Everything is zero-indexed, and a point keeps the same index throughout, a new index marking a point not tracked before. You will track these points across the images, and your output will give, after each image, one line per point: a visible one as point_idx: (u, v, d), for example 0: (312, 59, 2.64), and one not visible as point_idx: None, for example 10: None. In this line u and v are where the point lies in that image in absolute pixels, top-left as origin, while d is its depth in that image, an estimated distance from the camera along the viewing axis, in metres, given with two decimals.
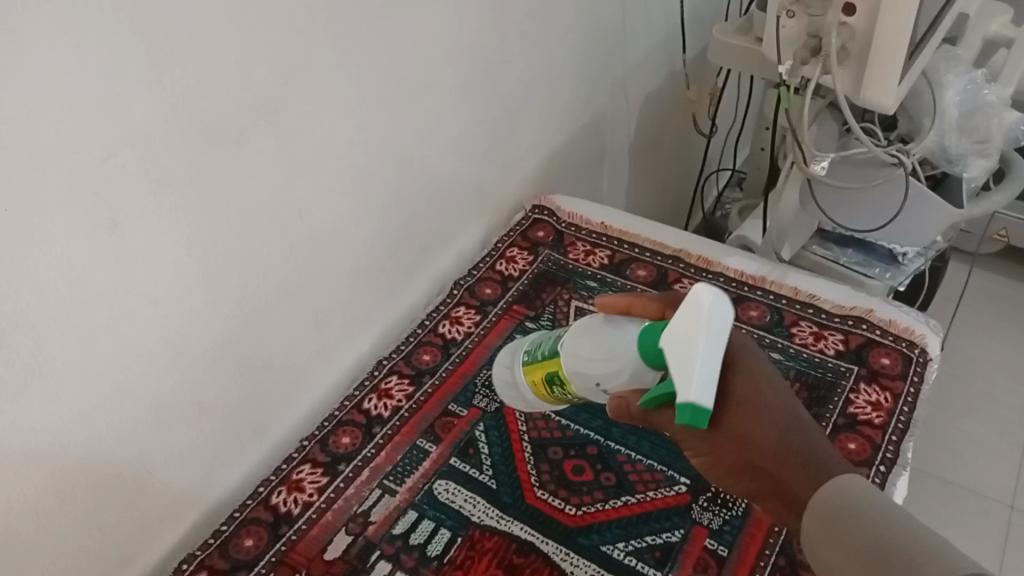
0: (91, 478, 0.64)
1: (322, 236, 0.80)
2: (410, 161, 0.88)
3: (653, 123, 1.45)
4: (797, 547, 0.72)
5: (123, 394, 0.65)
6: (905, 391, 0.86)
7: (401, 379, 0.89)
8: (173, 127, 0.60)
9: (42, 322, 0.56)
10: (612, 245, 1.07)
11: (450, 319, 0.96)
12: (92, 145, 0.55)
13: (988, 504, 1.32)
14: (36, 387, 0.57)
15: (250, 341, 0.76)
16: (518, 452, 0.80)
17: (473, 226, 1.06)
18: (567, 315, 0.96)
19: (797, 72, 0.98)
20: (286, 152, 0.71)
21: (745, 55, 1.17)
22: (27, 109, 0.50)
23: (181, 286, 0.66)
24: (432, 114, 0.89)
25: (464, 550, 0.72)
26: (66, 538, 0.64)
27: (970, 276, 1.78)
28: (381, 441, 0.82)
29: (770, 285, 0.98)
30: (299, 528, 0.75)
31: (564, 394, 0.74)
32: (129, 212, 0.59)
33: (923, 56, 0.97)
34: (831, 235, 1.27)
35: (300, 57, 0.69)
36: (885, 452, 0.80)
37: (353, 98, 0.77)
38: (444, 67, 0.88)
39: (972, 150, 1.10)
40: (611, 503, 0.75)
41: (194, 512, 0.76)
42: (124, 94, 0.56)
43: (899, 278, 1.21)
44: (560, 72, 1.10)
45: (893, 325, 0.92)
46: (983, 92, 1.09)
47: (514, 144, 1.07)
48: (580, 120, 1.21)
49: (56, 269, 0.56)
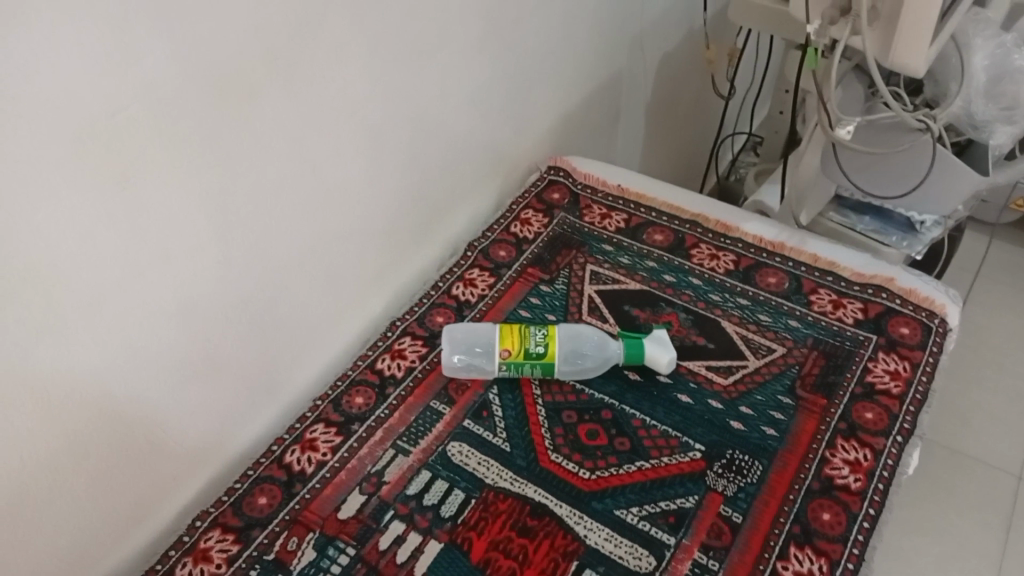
0: (104, 434, 0.64)
1: (335, 193, 0.79)
2: (423, 117, 0.86)
3: (670, 84, 1.43)
4: (811, 515, 0.72)
5: (133, 352, 0.64)
6: (924, 360, 0.85)
7: (414, 341, 0.88)
8: (188, 79, 0.59)
9: (53, 275, 0.55)
10: (628, 208, 1.06)
11: (464, 281, 0.95)
12: (103, 95, 0.53)
13: (997, 475, 1.30)
14: (46, 341, 0.56)
15: (260, 300, 0.75)
16: (533, 416, 0.80)
17: (486, 188, 1.05)
18: (582, 279, 0.95)
19: (825, 32, 0.95)
20: (300, 109, 0.70)
21: (769, 16, 1.15)
22: (37, 57, 0.49)
23: (195, 243, 0.65)
24: (446, 71, 0.87)
25: (478, 512, 0.72)
26: (78, 494, 0.64)
27: (989, 247, 1.75)
28: (394, 402, 0.82)
29: (789, 252, 0.97)
30: (312, 487, 0.75)
31: (533, 366, 0.82)
32: (141, 165, 0.58)
33: (955, 18, 0.94)
34: (848, 201, 1.26)
35: (314, 9, 0.67)
36: (902, 423, 0.79)
37: (367, 53, 0.75)
38: (458, 22, 0.85)
39: (998, 116, 1.06)
40: (625, 468, 0.75)
41: (208, 468, 0.77)
42: (135, 44, 0.54)
43: (915, 246, 1.20)
44: (577, 29, 1.08)
45: (913, 294, 0.91)
46: (1013, 56, 1.03)
47: (529, 104, 1.05)
48: (596, 81, 1.19)
49: (66, 221, 0.55)
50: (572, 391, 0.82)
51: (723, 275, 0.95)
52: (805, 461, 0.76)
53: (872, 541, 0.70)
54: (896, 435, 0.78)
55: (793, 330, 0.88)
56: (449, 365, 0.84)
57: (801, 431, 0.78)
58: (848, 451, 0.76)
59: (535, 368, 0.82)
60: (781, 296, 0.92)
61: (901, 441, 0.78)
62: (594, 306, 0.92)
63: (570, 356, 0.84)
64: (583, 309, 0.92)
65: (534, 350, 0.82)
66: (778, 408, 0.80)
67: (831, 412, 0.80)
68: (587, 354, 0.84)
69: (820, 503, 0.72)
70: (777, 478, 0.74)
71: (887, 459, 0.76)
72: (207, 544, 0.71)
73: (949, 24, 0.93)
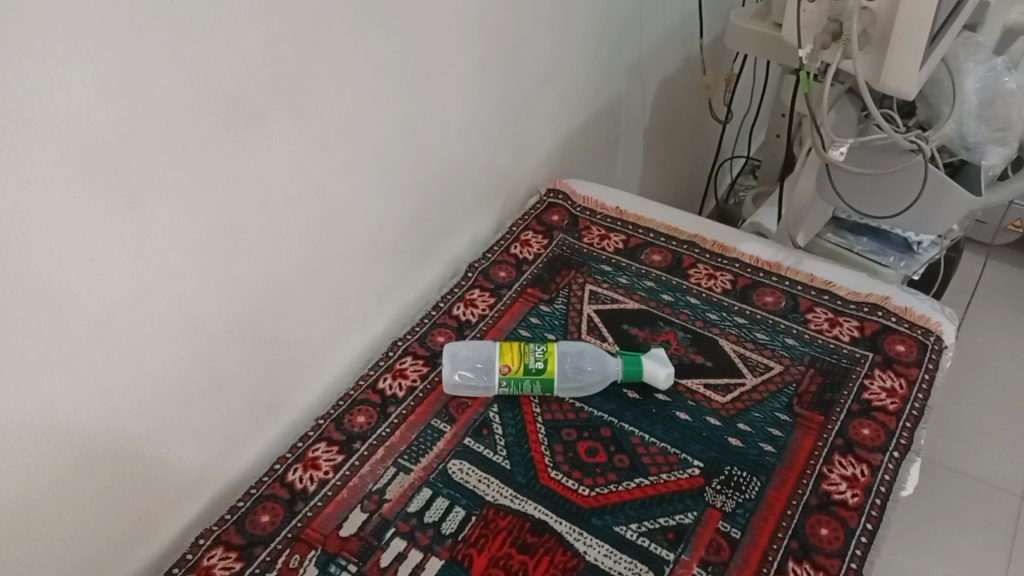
0: (110, 452, 0.65)
1: (339, 214, 0.80)
2: (424, 141, 0.88)
3: (668, 108, 1.45)
4: (810, 531, 0.72)
5: (140, 369, 0.65)
6: (920, 377, 0.86)
7: (415, 360, 0.89)
8: (196, 103, 0.60)
9: (63, 294, 0.56)
10: (626, 229, 1.07)
11: (464, 302, 0.96)
12: (113, 118, 0.55)
13: (999, 495, 1.30)
14: (56, 359, 0.58)
15: (265, 320, 0.76)
16: (533, 434, 0.81)
17: (487, 210, 1.06)
18: (581, 299, 0.97)
19: (816, 57, 0.96)
20: (305, 130, 0.72)
21: (763, 41, 1.17)
22: (50, 82, 0.50)
23: (200, 263, 0.67)
24: (447, 96, 0.89)
25: (478, 528, 0.73)
26: (84, 511, 0.64)
27: (985, 267, 1.76)
28: (395, 420, 0.83)
29: (785, 272, 0.99)
30: (315, 505, 0.76)
31: (534, 380, 0.83)
32: (149, 187, 0.60)
33: (945, 41, 0.96)
34: (845, 223, 1.28)
35: (320, 34, 0.69)
36: (898, 439, 0.80)
37: (370, 77, 0.77)
38: (459, 48, 0.87)
39: (991, 138, 1.06)
40: (624, 485, 0.76)
41: (213, 487, 0.77)
42: (145, 70, 0.56)
43: (914, 267, 1.21)
44: (576, 56, 1.10)
45: (909, 312, 0.92)
46: (1003, 79, 1.06)
47: (529, 128, 1.07)
48: (595, 105, 1.21)
49: (77, 243, 0.56)
50: (571, 409, 0.83)
51: (721, 294, 0.96)
52: (803, 477, 0.76)
53: (870, 556, 0.71)
54: (893, 451, 0.79)
55: (790, 348, 0.89)
56: (449, 383, 0.86)
57: (799, 447, 0.79)
58: (846, 467, 0.77)
59: (536, 383, 0.83)
60: (777, 314, 0.94)
61: (898, 457, 0.78)
62: (593, 325, 0.93)
63: (569, 372, 0.85)
64: (582, 327, 0.93)
65: (534, 364, 0.83)
66: (776, 425, 0.81)
67: (828, 429, 0.81)
68: (586, 369, 0.86)
69: (819, 519, 0.73)
70: (775, 494, 0.75)
71: (884, 475, 0.77)
72: (210, 561, 0.72)
73: (939, 46, 0.95)
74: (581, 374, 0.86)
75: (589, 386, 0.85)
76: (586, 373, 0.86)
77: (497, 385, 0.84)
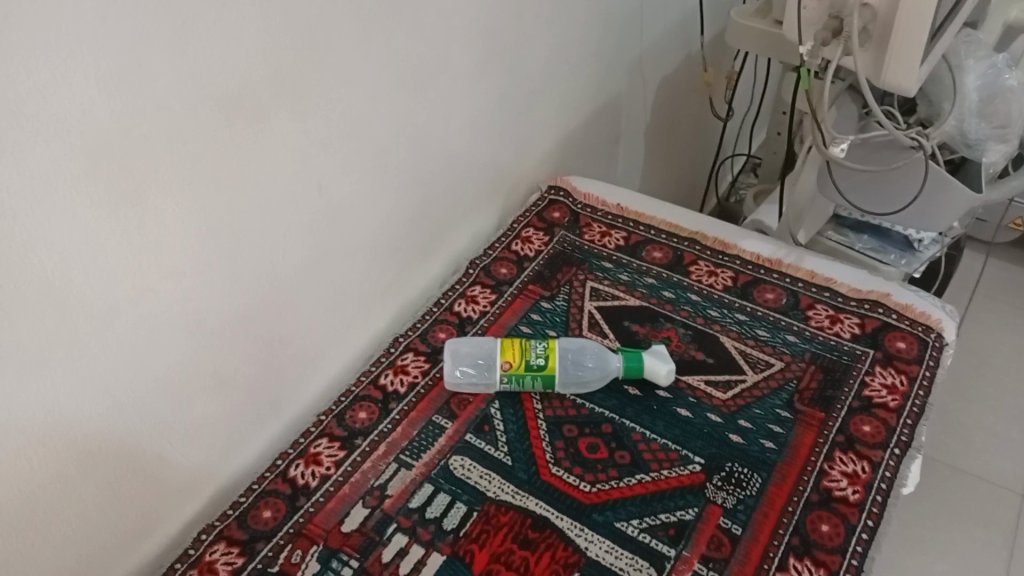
0: (113, 448, 0.65)
1: (339, 211, 0.80)
2: (425, 139, 0.88)
3: (670, 106, 1.45)
4: (811, 527, 0.72)
5: (143, 365, 0.65)
6: (920, 374, 0.86)
7: (416, 357, 0.89)
8: (197, 100, 0.61)
9: (65, 291, 0.57)
10: (627, 226, 1.07)
11: (466, 298, 0.96)
12: (114, 114, 0.55)
13: (1000, 493, 1.30)
14: (58, 354, 0.58)
15: (266, 317, 0.76)
16: (534, 430, 0.81)
17: (488, 207, 1.06)
18: (581, 296, 0.97)
19: (817, 53, 0.96)
20: (306, 129, 0.72)
21: (763, 38, 1.17)
22: (54, 78, 0.51)
23: (202, 260, 0.67)
24: (448, 95, 0.89)
25: (480, 524, 0.73)
26: (87, 507, 0.65)
27: (986, 265, 1.76)
28: (397, 416, 0.83)
29: (786, 268, 0.99)
30: (316, 500, 0.76)
31: (534, 377, 0.83)
32: (151, 184, 0.60)
33: (946, 38, 0.96)
34: (847, 220, 1.28)
35: (321, 32, 0.69)
36: (899, 436, 0.80)
37: (371, 76, 0.77)
38: (460, 46, 0.87)
39: (992, 135, 1.06)
40: (626, 481, 0.76)
41: (214, 482, 0.78)
42: (147, 66, 0.56)
43: (914, 264, 1.22)
44: (576, 53, 1.10)
45: (910, 309, 0.92)
46: (1004, 76, 1.05)
47: (530, 125, 1.07)
48: (596, 103, 1.21)
49: (79, 240, 0.56)
50: (572, 405, 0.83)
51: (722, 292, 0.97)
52: (804, 474, 0.76)
53: (871, 551, 0.71)
54: (894, 448, 0.79)
55: (791, 345, 0.89)
56: (450, 379, 0.86)
57: (799, 444, 0.79)
58: (846, 464, 0.77)
59: (535, 380, 0.84)
60: (779, 311, 0.94)
61: (898, 454, 0.78)
62: (594, 322, 0.93)
63: (568, 369, 0.85)
64: (584, 324, 0.93)
65: (534, 361, 0.83)
66: (777, 421, 0.81)
67: (829, 425, 0.81)
68: (586, 366, 0.86)
69: (820, 515, 0.73)
70: (776, 491, 0.75)
71: (885, 471, 0.77)
72: (212, 556, 0.72)
73: (940, 43, 0.95)
74: (581, 370, 0.86)
75: (588, 383, 0.85)
76: (586, 368, 0.86)
77: (497, 380, 0.84)
